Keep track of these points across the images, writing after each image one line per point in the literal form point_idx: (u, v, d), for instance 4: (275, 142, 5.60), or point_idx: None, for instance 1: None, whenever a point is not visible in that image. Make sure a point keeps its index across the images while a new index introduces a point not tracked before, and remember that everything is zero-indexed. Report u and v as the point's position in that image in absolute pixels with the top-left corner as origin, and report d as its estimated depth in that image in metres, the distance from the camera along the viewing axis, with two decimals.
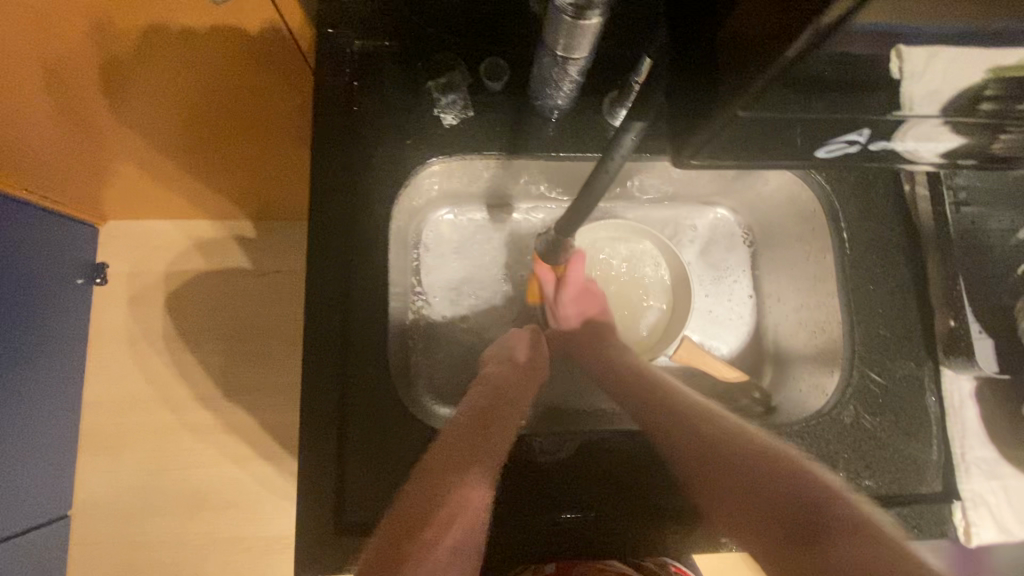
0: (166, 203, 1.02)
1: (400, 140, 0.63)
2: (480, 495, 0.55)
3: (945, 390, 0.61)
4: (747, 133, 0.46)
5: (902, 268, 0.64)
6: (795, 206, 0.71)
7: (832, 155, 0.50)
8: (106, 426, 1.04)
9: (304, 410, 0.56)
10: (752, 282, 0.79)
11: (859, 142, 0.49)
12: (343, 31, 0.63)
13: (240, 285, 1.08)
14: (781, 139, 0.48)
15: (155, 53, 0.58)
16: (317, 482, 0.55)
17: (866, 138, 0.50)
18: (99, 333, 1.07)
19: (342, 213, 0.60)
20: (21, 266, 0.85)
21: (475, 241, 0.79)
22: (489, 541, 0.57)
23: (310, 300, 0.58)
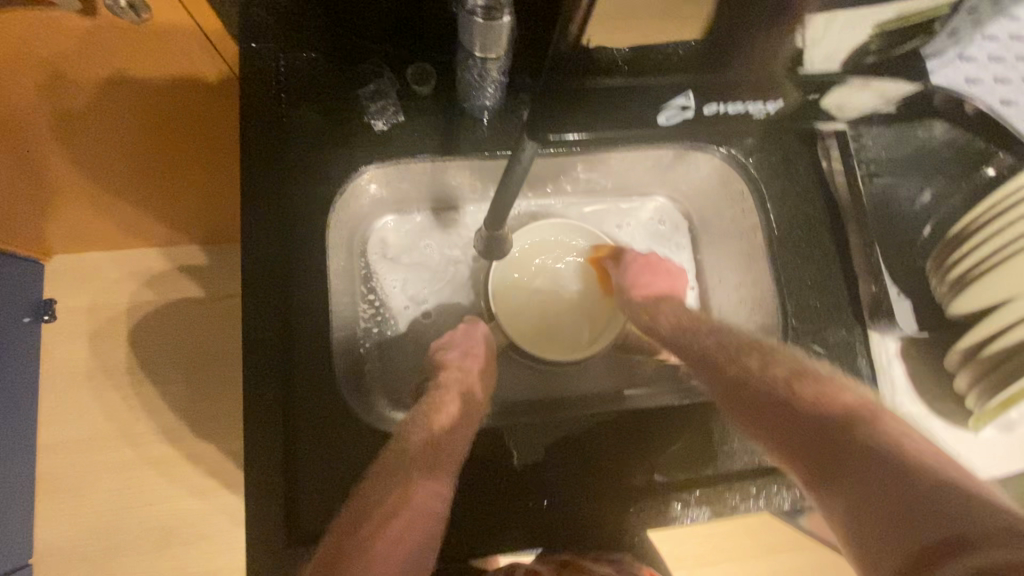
0: (112, 234, 1.00)
1: (333, 148, 0.63)
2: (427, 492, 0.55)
3: (874, 354, 0.64)
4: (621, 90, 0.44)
5: (826, 240, 0.67)
6: (725, 188, 0.74)
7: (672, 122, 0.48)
8: (61, 468, 1.00)
9: (251, 423, 0.56)
10: (694, 269, 0.83)
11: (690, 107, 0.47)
12: (267, 46, 0.63)
13: (194, 309, 1.06)
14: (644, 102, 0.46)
15: (77, 81, 0.59)
16: (269, 495, 0.55)
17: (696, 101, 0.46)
18: (50, 372, 1.03)
19: (279, 223, 0.60)
20: None
21: (424, 247, 0.80)
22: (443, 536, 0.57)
23: (249, 315, 0.58)
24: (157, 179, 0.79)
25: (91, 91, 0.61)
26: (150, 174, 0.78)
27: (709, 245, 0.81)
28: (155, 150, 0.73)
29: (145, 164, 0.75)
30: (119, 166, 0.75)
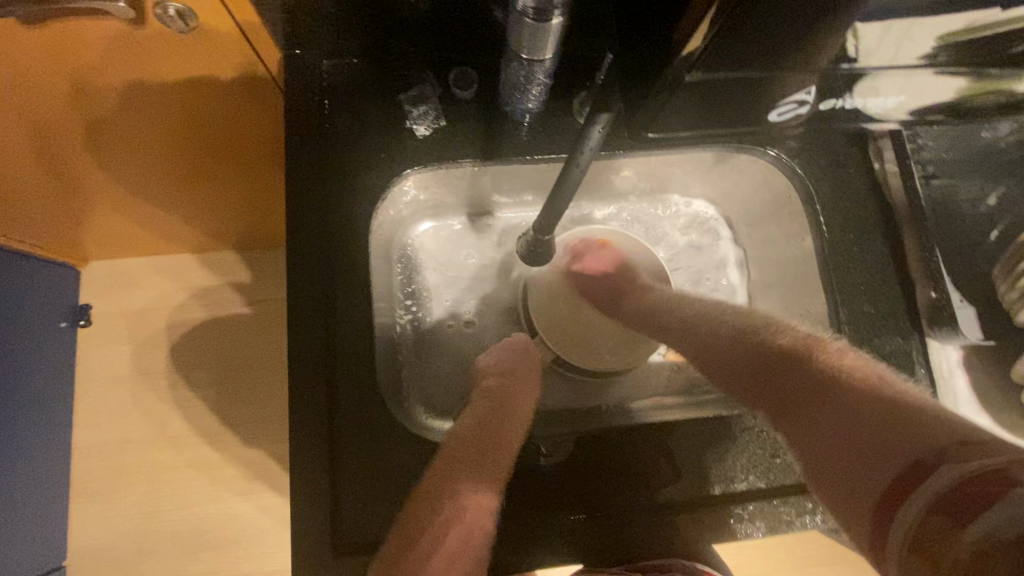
0: (150, 239, 1.02)
1: (374, 152, 0.63)
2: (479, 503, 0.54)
3: (933, 361, 0.62)
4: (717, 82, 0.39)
5: (877, 244, 0.65)
6: (769, 191, 0.72)
7: None
8: (97, 470, 1.02)
9: (295, 428, 0.55)
10: (741, 272, 0.80)
11: None
12: (315, 55, 0.64)
13: (228, 314, 1.07)
14: None
15: (106, 69, 0.58)
16: (311, 500, 0.54)
17: None
18: (85, 376, 1.05)
19: (322, 229, 0.60)
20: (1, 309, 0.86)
21: (461, 253, 0.79)
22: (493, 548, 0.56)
23: (295, 321, 0.58)
24: (206, 165, 0.79)
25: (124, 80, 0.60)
26: (200, 161, 0.78)
27: (750, 250, 0.79)
28: (201, 137, 0.73)
29: (193, 150, 0.76)
30: (173, 156, 0.76)
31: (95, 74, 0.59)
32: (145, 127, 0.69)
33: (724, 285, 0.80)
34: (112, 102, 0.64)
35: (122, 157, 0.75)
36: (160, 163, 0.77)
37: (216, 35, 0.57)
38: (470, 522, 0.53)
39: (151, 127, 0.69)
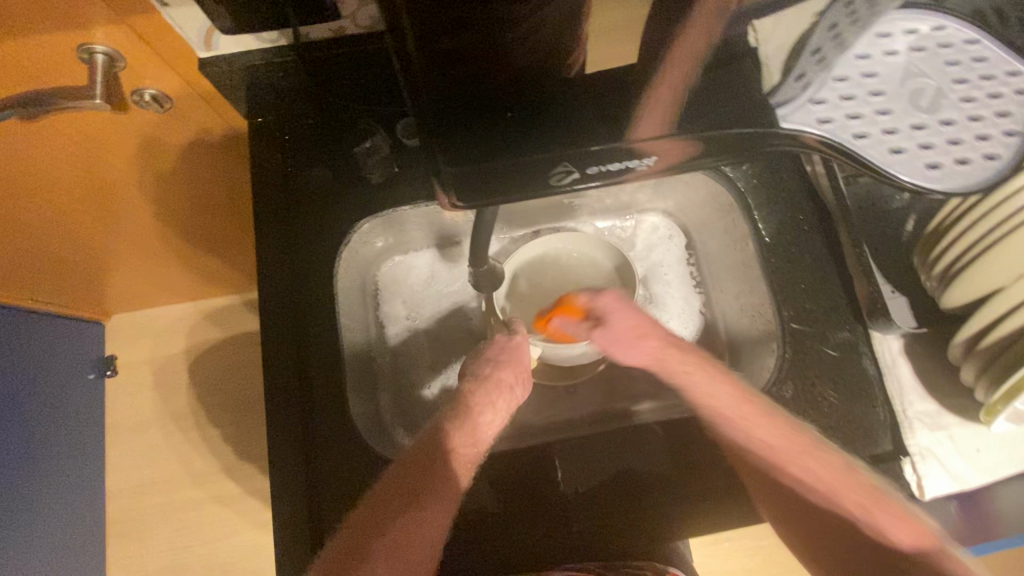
0: (162, 290, 1.11)
1: (336, 203, 0.70)
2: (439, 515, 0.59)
3: (876, 351, 0.65)
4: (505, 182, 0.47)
5: (817, 242, 0.68)
6: (714, 200, 0.76)
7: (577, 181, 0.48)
8: (128, 511, 1.09)
9: (278, 459, 0.62)
10: (695, 280, 0.83)
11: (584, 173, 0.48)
12: (274, 121, 0.70)
13: (236, 355, 1.15)
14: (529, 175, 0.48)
15: (93, 147, 0.66)
16: (295, 523, 0.60)
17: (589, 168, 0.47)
18: (114, 422, 1.13)
19: (292, 276, 0.67)
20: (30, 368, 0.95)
21: (430, 284, 0.84)
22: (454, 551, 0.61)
23: (272, 363, 0.64)
24: (197, 218, 0.88)
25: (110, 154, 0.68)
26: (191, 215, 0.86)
27: (706, 257, 0.82)
28: (187, 195, 0.81)
29: (182, 206, 0.84)
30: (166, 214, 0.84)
31: (83, 152, 0.66)
32: (136, 190, 0.77)
33: (685, 292, 0.83)
34: (103, 174, 0.72)
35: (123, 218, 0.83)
36: (164, 218, 0.86)
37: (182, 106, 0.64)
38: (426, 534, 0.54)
39: (142, 189, 0.77)
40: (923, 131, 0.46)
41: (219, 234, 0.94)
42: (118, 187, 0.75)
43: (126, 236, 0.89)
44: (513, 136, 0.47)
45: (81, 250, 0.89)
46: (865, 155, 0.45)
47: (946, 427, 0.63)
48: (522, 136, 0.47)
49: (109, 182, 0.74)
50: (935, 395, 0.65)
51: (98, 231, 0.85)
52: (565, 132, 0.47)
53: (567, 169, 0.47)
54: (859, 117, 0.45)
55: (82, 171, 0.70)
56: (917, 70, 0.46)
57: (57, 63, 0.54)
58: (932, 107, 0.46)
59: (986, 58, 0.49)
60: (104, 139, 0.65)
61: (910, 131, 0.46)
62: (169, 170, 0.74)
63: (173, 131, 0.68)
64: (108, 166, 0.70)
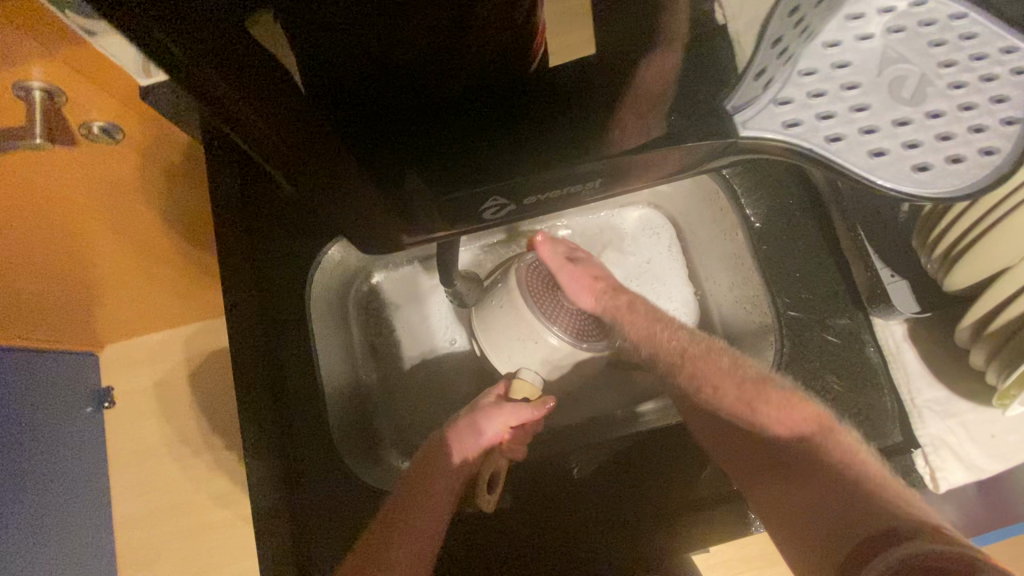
0: (151, 317, 1.08)
1: (305, 224, 0.68)
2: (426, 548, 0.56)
3: (881, 338, 0.62)
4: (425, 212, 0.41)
5: (810, 226, 0.65)
6: (701, 189, 0.73)
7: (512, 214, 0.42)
8: (134, 544, 1.08)
9: (259, 496, 0.58)
10: (687, 274, 0.80)
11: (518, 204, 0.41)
12: (229, 141, 0.66)
13: (229, 378, 1.13)
14: (456, 210, 0.41)
15: (47, 185, 0.63)
16: (279, 563, 0.57)
17: (521, 202, 0.41)
18: (114, 453, 1.12)
19: (263, 301, 0.64)
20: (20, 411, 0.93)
21: (414, 297, 0.82)
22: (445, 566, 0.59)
23: (245, 396, 0.60)
24: (168, 244, 0.85)
25: (66, 189, 0.65)
26: (162, 241, 0.84)
27: (697, 248, 0.79)
28: (155, 221, 0.78)
29: (153, 233, 0.81)
30: (139, 240, 0.82)
31: (38, 192, 0.63)
32: (102, 221, 0.74)
33: (677, 287, 0.80)
34: (63, 210, 0.69)
35: (96, 249, 0.81)
36: (136, 247, 0.83)
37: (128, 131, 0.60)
38: (417, 544, 0.55)
39: (109, 220, 0.74)
40: (910, 127, 0.41)
41: (196, 257, 0.91)
42: (83, 221, 0.73)
43: (103, 268, 0.86)
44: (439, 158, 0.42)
45: (59, 286, 0.86)
46: (842, 159, 0.41)
47: (958, 414, 0.60)
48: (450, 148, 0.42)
49: (73, 218, 0.71)
50: (945, 380, 0.62)
51: (72, 267, 0.83)
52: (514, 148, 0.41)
53: (499, 203, 0.41)
54: (834, 116, 0.41)
55: (43, 210, 0.67)
56: (899, 55, 0.42)
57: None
58: (917, 98, 0.41)
59: (977, 35, 0.44)
60: (56, 176, 0.62)
61: (892, 129, 0.41)
62: (130, 199, 0.71)
63: (128, 158, 0.64)
64: (69, 203, 0.68)
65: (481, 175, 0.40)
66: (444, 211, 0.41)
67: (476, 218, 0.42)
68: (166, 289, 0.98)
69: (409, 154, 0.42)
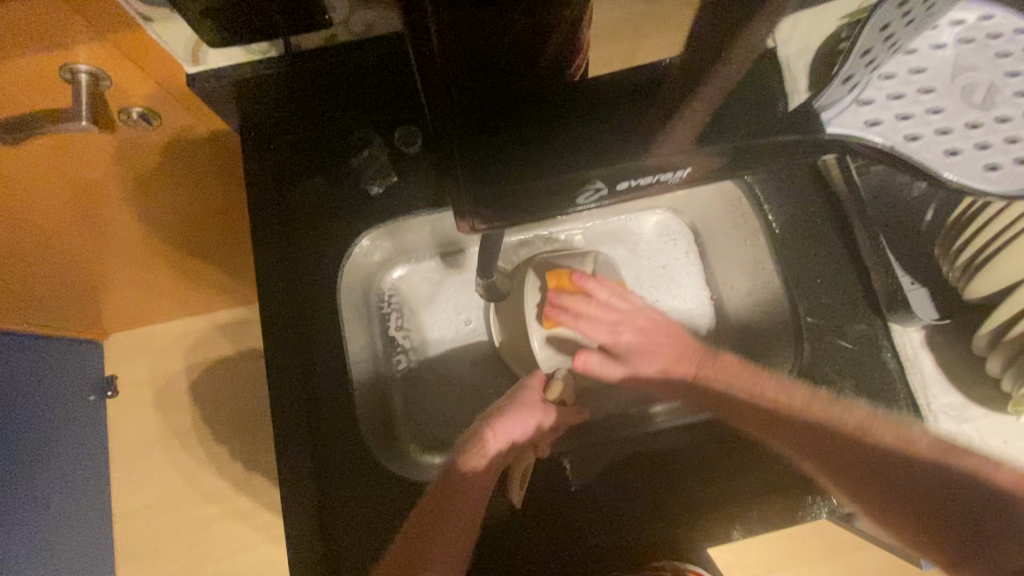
0: (163, 307, 1.09)
1: (335, 216, 0.68)
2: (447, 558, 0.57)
3: (898, 345, 0.64)
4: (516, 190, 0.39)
5: (831, 234, 0.66)
6: (723, 195, 0.74)
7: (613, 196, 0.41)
8: (137, 533, 1.07)
9: (290, 489, 0.59)
10: (704, 279, 0.82)
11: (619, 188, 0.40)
12: (267, 133, 0.67)
13: (240, 370, 1.13)
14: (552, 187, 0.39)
15: (80, 170, 0.63)
16: (308, 555, 0.58)
17: (623, 183, 0.40)
18: (119, 442, 1.11)
19: (294, 291, 0.65)
20: None
21: (436, 292, 0.83)
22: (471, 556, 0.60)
23: (277, 391, 0.61)
24: (189, 233, 0.85)
25: (98, 175, 0.65)
26: (184, 230, 0.84)
27: (716, 253, 0.80)
28: (180, 209, 0.79)
29: (175, 222, 0.81)
30: (161, 229, 0.82)
31: (70, 176, 0.64)
32: (127, 209, 0.75)
33: (695, 290, 0.82)
34: (92, 196, 0.69)
35: (117, 237, 0.81)
36: (157, 236, 0.84)
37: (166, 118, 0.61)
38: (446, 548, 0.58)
39: (134, 207, 0.75)
40: (979, 129, 0.44)
41: (216, 247, 0.92)
42: (110, 207, 0.73)
43: (123, 255, 0.86)
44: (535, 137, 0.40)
45: (77, 272, 0.86)
46: (922, 156, 0.43)
47: (971, 420, 0.62)
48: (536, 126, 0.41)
49: (97, 204, 0.71)
50: (959, 387, 0.63)
51: (91, 254, 0.83)
52: (611, 131, 0.40)
53: (595, 187, 0.40)
54: (911, 117, 0.43)
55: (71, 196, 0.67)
56: (968, 64, 0.45)
57: (40, 83, 0.51)
58: (987, 102, 0.44)
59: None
60: (90, 161, 0.62)
61: (965, 130, 0.44)
62: (158, 187, 0.72)
63: (162, 146, 0.65)
64: (96, 189, 0.68)
65: (578, 151, 0.39)
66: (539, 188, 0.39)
67: (572, 199, 0.40)
68: (182, 278, 0.99)
69: (497, 135, 0.40)
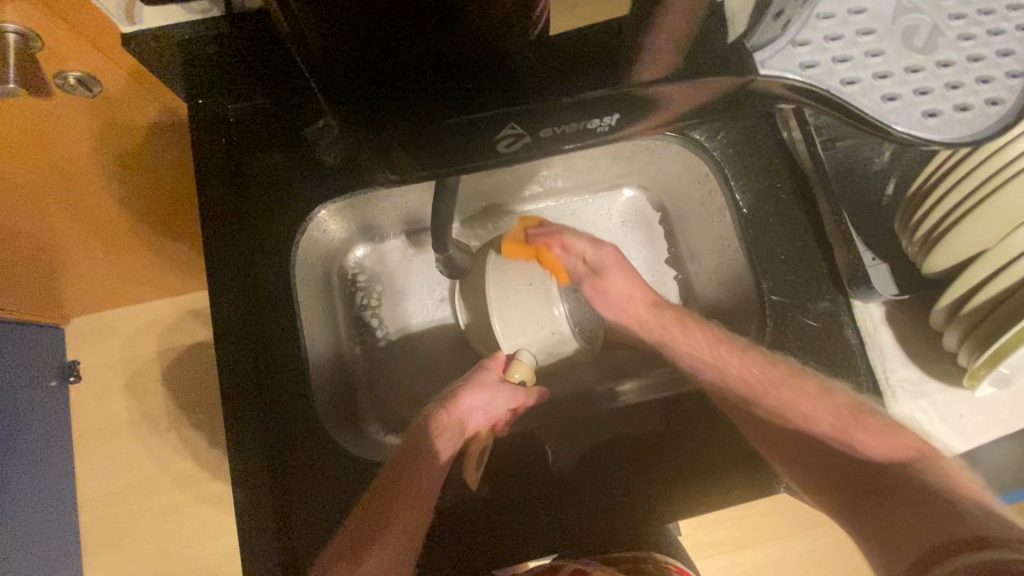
0: (122, 291, 1.05)
1: (291, 189, 0.66)
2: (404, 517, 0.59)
3: (859, 321, 0.64)
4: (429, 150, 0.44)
5: (796, 210, 0.66)
6: (690, 171, 0.73)
7: (515, 148, 0.45)
8: (101, 523, 1.05)
9: (242, 475, 0.57)
10: (672, 258, 0.82)
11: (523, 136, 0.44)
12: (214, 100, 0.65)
13: (204, 353, 1.10)
14: (463, 146, 0.44)
15: (18, 147, 0.59)
16: (259, 543, 0.56)
17: (528, 133, 0.44)
18: (81, 430, 1.08)
19: (244, 267, 0.62)
20: None
21: (401, 272, 0.81)
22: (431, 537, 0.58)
23: (225, 373, 0.59)
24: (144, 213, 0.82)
25: (39, 153, 0.62)
26: (138, 211, 0.81)
27: (684, 230, 0.80)
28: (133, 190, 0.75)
29: (128, 202, 0.78)
30: (114, 210, 0.78)
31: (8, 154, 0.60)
32: (74, 190, 0.71)
33: (661, 271, 0.83)
34: (32, 176, 0.65)
35: (67, 220, 0.77)
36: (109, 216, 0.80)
37: (111, 88, 0.58)
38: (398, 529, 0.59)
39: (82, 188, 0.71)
40: (920, 74, 0.44)
41: (172, 228, 0.88)
42: (54, 187, 0.69)
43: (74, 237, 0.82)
44: (463, 88, 0.41)
45: (26, 255, 0.82)
46: (859, 101, 0.43)
47: (929, 393, 0.63)
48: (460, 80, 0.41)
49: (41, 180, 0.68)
50: (918, 361, 0.64)
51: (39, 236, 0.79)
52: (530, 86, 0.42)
53: (515, 133, 0.44)
54: (849, 59, 0.44)
55: (11, 176, 0.63)
56: (911, 6, 0.45)
57: None
58: (928, 46, 0.44)
59: None
60: (29, 136, 0.58)
61: (903, 74, 0.44)
62: (106, 165, 0.68)
63: (106, 119, 0.61)
64: (36, 165, 0.64)
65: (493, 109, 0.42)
66: (452, 144, 0.44)
67: (483, 158, 0.46)
68: (139, 261, 0.95)
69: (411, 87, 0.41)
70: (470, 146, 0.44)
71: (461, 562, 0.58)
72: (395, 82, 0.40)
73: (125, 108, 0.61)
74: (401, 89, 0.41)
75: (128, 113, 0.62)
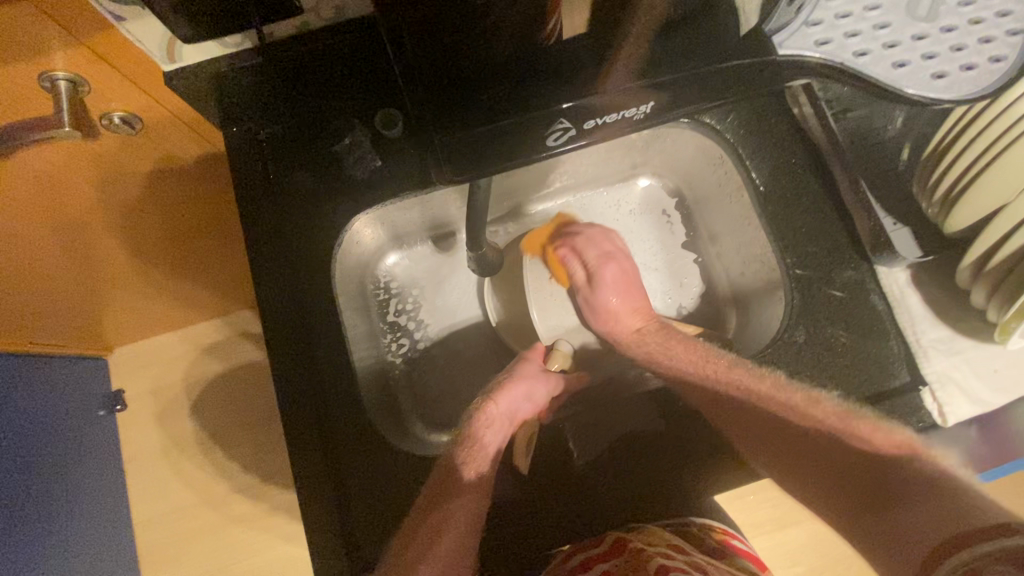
0: (165, 318, 1.10)
1: (326, 204, 0.69)
2: (464, 503, 0.61)
3: (885, 286, 0.65)
4: (480, 155, 0.46)
5: (811, 184, 0.68)
6: (704, 155, 0.76)
7: (562, 144, 0.48)
8: (160, 541, 1.10)
9: (305, 482, 0.60)
10: (692, 241, 0.84)
11: (569, 129, 0.46)
12: (247, 126, 0.68)
13: (246, 371, 1.15)
14: (514, 146, 0.46)
15: (77, 187, 0.64)
16: (327, 543, 0.59)
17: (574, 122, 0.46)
18: (134, 453, 1.13)
19: (291, 281, 0.66)
20: (36, 414, 0.95)
21: (431, 276, 0.84)
22: (485, 526, 0.61)
23: (281, 386, 0.62)
24: (184, 241, 0.87)
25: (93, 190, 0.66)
26: (178, 238, 0.85)
27: (702, 212, 0.82)
28: (172, 217, 0.80)
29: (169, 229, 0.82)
30: (156, 238, 0.83)
31: (65, 193, 0.64)
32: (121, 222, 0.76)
33: (681, 255, 0.85)
34: (85, 213, 0.70)
35: (114, 253, 0.82)
36: (153, 247, 0.85)
37: (156, 124, 0.62)
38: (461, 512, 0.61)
39: (129, 219, 0.76)
40: (925, 40, 0.47)
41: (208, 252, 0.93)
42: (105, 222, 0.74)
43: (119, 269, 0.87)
44: (502, 91, 0.45)
45: (81, 291, 0.88)
46: (869, 70, 0.46)
47: (961, 352, 0.63)
48: (500, 86, 0.45)
49: (91, 218, 0.72)
50: (947, 321, 0.65)
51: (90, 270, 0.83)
52: (563, 80, 0.45)
53: (562, 126, 0.46)
54: (859, 33, 0.46)
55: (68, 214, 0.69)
56: None
57: (20, 99, 0.51)
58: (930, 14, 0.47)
59: None
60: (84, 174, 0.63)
61: (910, 42, 0.47)
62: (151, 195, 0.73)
63: (151, 151, 0.65)
64: (89, 202, 0.68)
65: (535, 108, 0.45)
66: (503, 149, 0.46)
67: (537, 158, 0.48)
68: (181, 288, 1.00)
69: (460, 97, 0.44)
70: (520, 147, 0.47)
71: (515, 546, 0.61)
72: (445, 90, 0.44)
73: (167, 140, 0.65)
74: (450, 98, 0.44)
75: (170, 144, 0.66)
